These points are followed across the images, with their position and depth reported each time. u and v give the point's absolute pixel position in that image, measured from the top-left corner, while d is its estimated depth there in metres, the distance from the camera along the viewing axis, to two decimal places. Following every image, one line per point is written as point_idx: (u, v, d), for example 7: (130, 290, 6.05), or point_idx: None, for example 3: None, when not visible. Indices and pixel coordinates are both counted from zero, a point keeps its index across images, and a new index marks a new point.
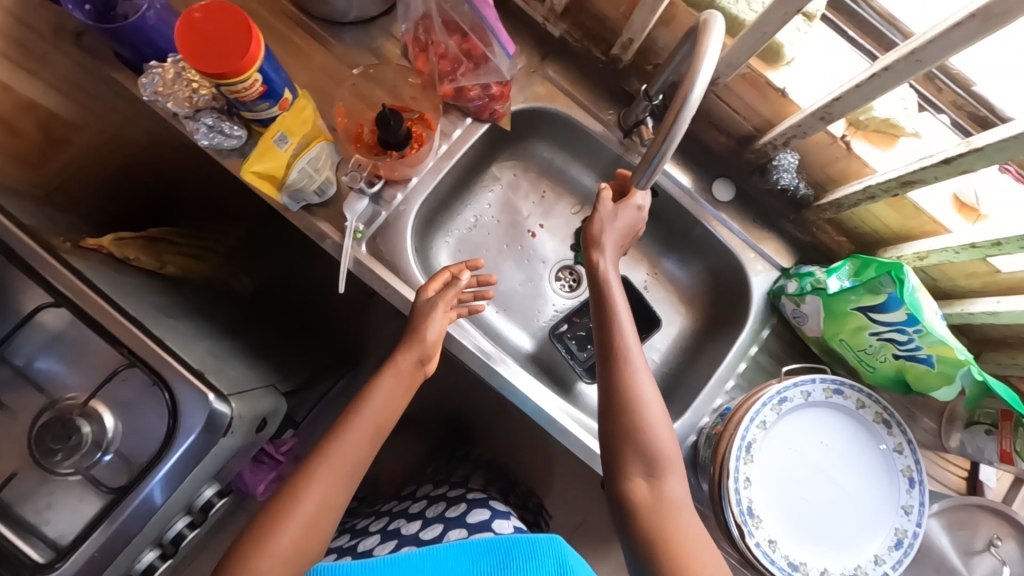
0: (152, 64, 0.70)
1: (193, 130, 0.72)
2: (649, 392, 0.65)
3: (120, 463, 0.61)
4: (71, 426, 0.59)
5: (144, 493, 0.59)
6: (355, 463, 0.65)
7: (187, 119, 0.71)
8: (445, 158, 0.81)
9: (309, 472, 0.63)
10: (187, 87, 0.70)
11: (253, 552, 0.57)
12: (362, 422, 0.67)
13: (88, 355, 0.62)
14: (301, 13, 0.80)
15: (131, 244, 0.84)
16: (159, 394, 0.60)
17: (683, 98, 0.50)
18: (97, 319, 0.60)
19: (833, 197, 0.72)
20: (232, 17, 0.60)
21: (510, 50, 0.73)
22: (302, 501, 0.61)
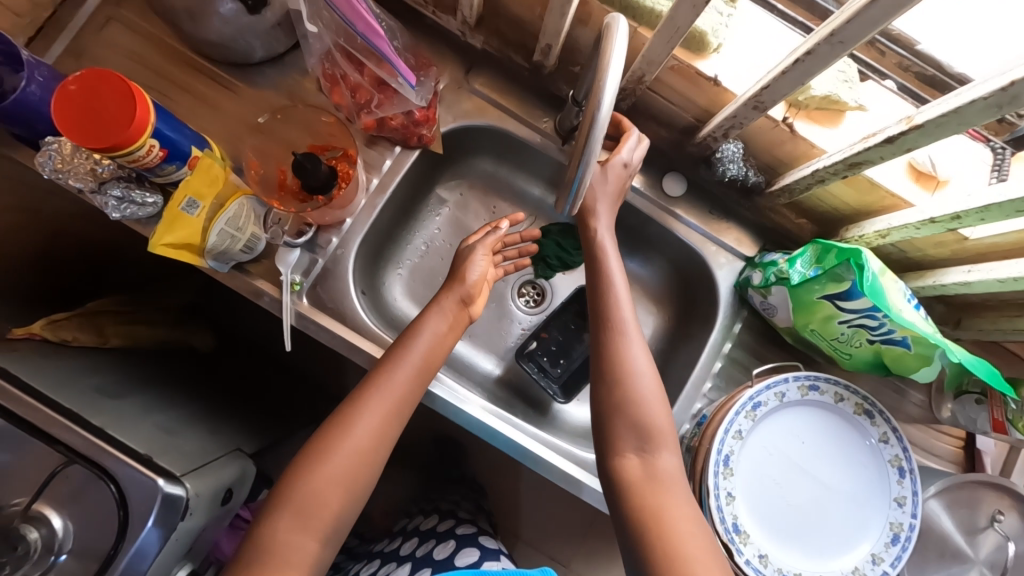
0: (49, 139, 0.62)
1: (101, 203, 0.66)
2: (643, 364, 0.62)
3: (76, 561, 0.62)
4: (16, 534, 0.60)
5: (134, 550, 0.60)
6: (406, 407, 0.65)
7: (93, 193, 0.65)
8: (377, 193, 0.77)
9: (362, 395, 0.64)
10: (88, 159, 0.63)
11: (308, 475, 0.59)
12: (352, 446, 0.61)
13: (29, 458, 0.62)
14: (205, 61, 0.75)
15: (69, 324, 0.78)
16: (105, 489, 0.61)
17: (591, 118, 0.44)
18: (34, 425, 0.61)
19: (784, 182, 0.69)
20: (112, 83, 0.55)
21: (414, 81, 0.66)
22: (354, 433, 0.61)
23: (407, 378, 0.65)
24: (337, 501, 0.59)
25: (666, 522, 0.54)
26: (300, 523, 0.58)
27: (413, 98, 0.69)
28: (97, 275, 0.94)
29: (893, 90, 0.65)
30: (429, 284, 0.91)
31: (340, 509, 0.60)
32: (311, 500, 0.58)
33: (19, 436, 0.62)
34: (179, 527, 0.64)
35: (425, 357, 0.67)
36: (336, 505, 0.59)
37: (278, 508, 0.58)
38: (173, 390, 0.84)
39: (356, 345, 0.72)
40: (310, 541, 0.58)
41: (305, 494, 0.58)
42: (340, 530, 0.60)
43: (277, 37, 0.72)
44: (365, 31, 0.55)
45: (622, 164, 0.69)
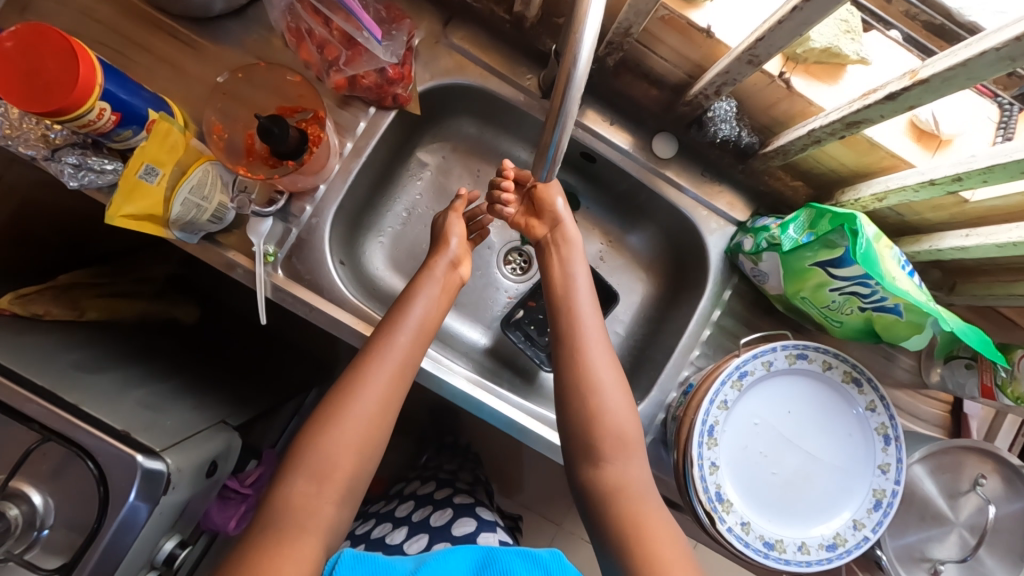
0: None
1: (58, 172, 0.61)
2: (614, 387, 0.62)
3: (60, 536, 0.61)
4: None
5: (123, 516, 0.60)
6: (410, 368, 0.63)
7: (47, 161, 0.61)
8: (352, 158, 0.73)
9: (363, 360, 0.62)
10: (39, 125, 0.59)
11: (317, 440, 0.57)
12: (362, 409, 0.59)
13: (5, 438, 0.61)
14: (160, 15, 0.70)
15: (41, 297, 0.75)
16: (82, 463, 0.60)
17: (566, 79, 0.40)
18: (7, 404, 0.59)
19: (778, 144, 0.65)
20: (48, 39, 0.50)
21: (380, 35, 0.61)
22: (361, 397, 0.60)
23: (408, 341, 0.64)
24: (351, 462, 0.57)
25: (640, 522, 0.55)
26: (315, 487, 0.56)
27: (383, 54, 0.64)
28: (69, 247, 0.90)
29: (899, 40, 0.60)
30: (411, 252, 0.88)
31: (355, 471, 0.58)
32: (323, 463, 0.56)
33: None
34: (161, 501, 0.63)
35: (422, 321, 0.66)
36: (350, 466, 0.57)
37: (290, 473, 0.56)
38: (154, 364, 0.82)
39: (336, 318, 0.70)
40: (326, 504, 0.56)
41: (316, 458, 0.57)
42: (356, 492, 0.58)
43: None
44: None
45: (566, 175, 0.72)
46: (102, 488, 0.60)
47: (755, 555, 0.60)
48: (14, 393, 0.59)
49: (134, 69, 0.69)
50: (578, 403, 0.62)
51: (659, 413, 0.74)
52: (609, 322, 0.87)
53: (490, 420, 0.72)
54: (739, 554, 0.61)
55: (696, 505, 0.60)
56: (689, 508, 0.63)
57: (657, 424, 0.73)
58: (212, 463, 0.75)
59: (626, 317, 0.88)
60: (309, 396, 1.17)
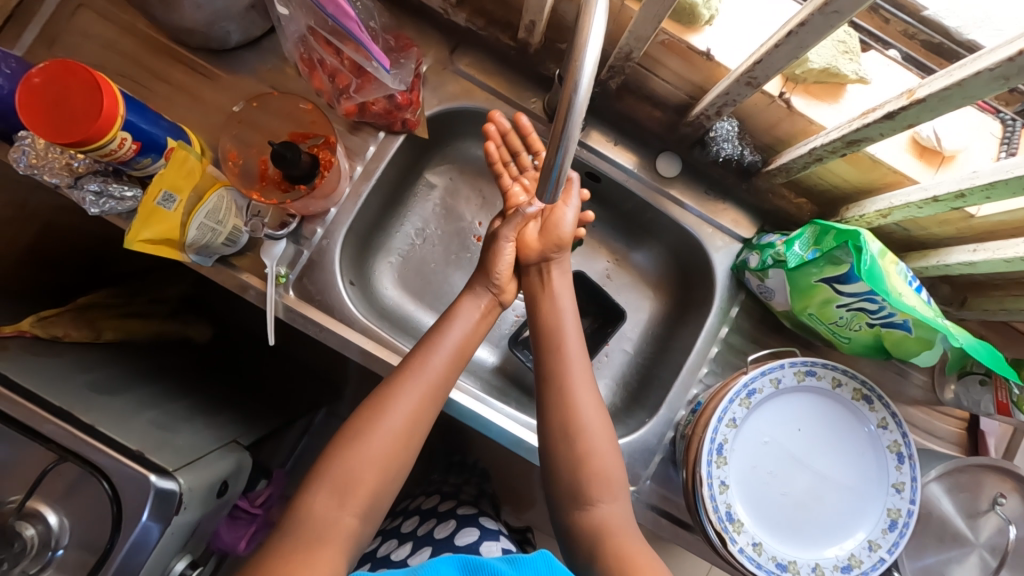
0: (21, 133, 0.61)
1: (79, 199, 0.64)
2: (593, 419, 0.64)
3: (74, 556, 0.62)
4: (12, 532, 0.60)
5: (138, 532, 0.61)
6: (442, 389, 0.64)
7: (70, 188, 0.64)
8: (362, 181, 0.75)
9: (397, 375, 0.63)
10: (63, 153, 0.62)
11: (345, 451, 0.58)
12: (390, 422, 0.60)
13: (23, 457, 0.62)
14: (179, 47, 0.73)
15: (59, 320, 0.77)
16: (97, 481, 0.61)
17: (568, 104, 0.41)
18: (28, 423, 0.61)
19: (780, 162, 0.66)
20: (74, 72, 0.53)
21: (388, 64, 0.63)
22: (392, 412, 0.60)
23: (441, 361, 0.65)
24: (375, 478, 0.58)
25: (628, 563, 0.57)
26: (337, 500, 0.56)
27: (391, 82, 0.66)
28: (89, 271, 0.93)
29: (899, 59, 0.61)
30: (419, 272, 0.89)
31: (378, 487, 0.58)
32: (348, 477, 0.57)
33: (12, 434, 0.62)
34: (174, 520, 0.64)
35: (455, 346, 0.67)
36: (373, 482, 0.58)
37: (313, 485, 0.57)
38: (167, 385, 0.84)
39: (346, 338, 0.71)
40: (348, 517, 0.56)
41: (340, 470, 0.57)
42: (376, 509, 0.58)
43: (252, 19, 0.69)
44: (336, 13, 0.53)
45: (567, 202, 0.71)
46: (117, 508, 0.61)
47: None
48: (34, 414, 0.61)
49: (155, 101, 0.72)
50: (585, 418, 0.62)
51: (669, 431, 0.74)
52: (617, 339, 0.87)
53: (498, 439, 0.73)
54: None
55: (707, 525, 0.59)
56: (699, 528, 0.62)
57: (666, 442, 0.74)
58: (222, 481, 0.76)
59: (634, 334, 0.88)
60: (320, 415, 1.18)
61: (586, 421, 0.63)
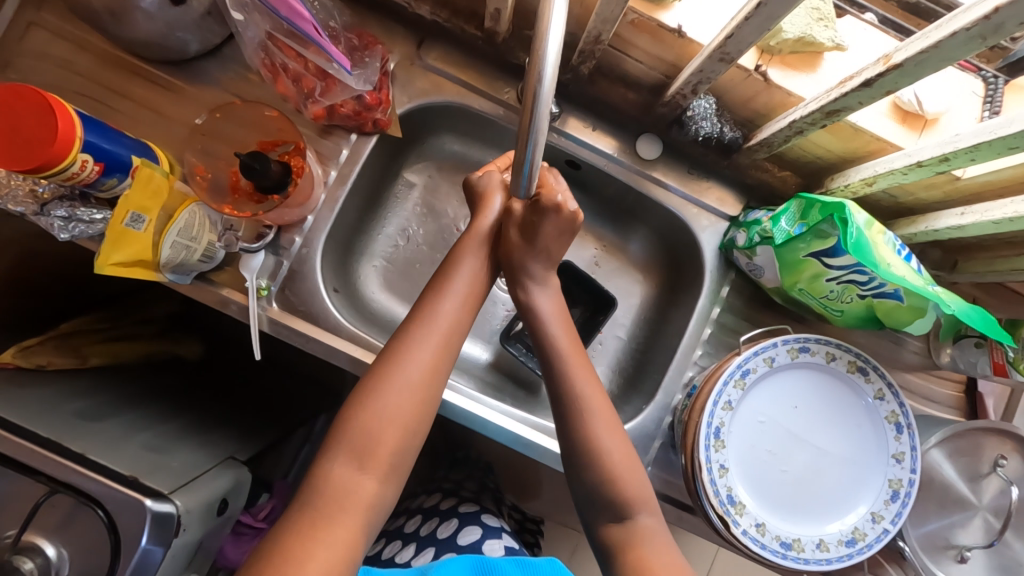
0: None
1: (47, 226, 0.62)
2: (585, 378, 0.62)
3: None
4: (11, 567, 0.60)
5: (140, 556, 0.60)
6: (454, 339, 0.62)
7: (36, 216, 0.62)
8: (337, 186, 0.73)
9: (406, 331, 0.61)
10: (25, 181, 0.61)
11: (361, 411, 0.56)
12: (405, 376, 0.58)
13: (13, 490, 0.62)
14: (137, 61, 0.71)
15: (41, 349, 0.75)
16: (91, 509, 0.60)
17: (533, 96, 0.40)
18: (15, 457, 0.60)
19: (761, 137, 0.65)
20: (21, 94, 0.51)
21: (352, 65, 0.61)
22: (406, 365, 0.58)
23: (451, 309, 0.63)
24: (394, 437, 0.56)
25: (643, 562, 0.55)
26: (357, 463, 0.55)
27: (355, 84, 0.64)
28: (69, 296, 0.92)
29: (875, 22, 0.59)
30: (405, 273, 0.88)
31: (399, 447, 0.57)
32: (366, 439, 0.55)
33: (0, 469, 0.61)
34: (174, 542, 0.63)
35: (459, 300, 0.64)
36: (393, 442, 0.56)
37: (332, 451, 0.56)
38: (158, 406, 0.83)
39: (334, 347, 0.70)
40: (369, 481, 0.55)
41: (357, 433, 0.56)
42: (400, 469, 0.57)
43: (210, 27, 0.67)
44: (290, 15, 0.51)
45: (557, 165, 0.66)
46: (115, 536, 0.61)
47: (773, 556, 0.59)
48: (22, 447, 0.60)
49: (118, 118, 0.70)
50: (596, 394, 0.62)
51: (666, 416, 0.73)
52: (609, 326, 0.86)
53: (495, 437, 0.72)
54: (755, 556, 0.59)
55: (708, 510, 0.59)
56: (701, 512, 0.61)
57: (665, 427, 0.73)
58: (222, 498, 0.75)
59: (626, 320, 0.87)
60: (320, 422, 1.17)
61: (579, 380, 0.62)
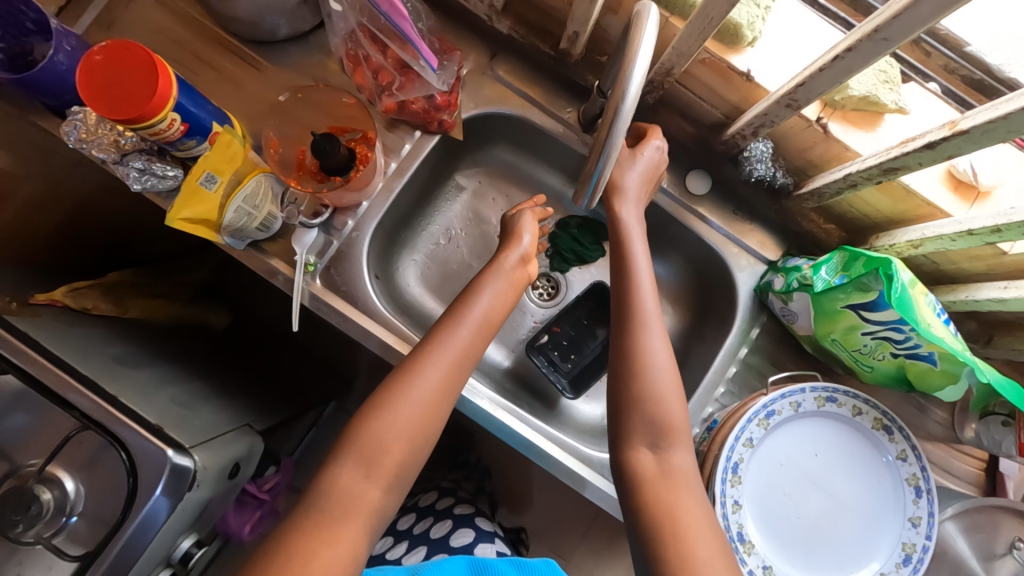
0: (74, 109, 0.64)
1: (123, 175, 0.66)
2: (666, 366, 0.60)
3: (87, 526, 0.64)
4: (30, 495, 0.62)
5: (144, 515, 0.62)
6: (467, 362, 0.64)
7: (115, 164, 0.66)
8: (395, 177, 0.76)
9: (423, 348, 0.63)
10: (111, 131, 0.65)
11: (375, 419, 0.58)
12: (417, 391, 0.60)
13: (43, 420, 0.64)
14: (229, 37, 0.75)
15: (89, 293, 0.79)
16: (115, 452, 0.63)
17: (615, 110, 0.44)
18: (54, 388, 0.63)
19: (813, 186, 0.66)
20: (134, 54, 0.56)
21: (436, 64, 0.65)
22: (419, 384, 0.60)
23: (468, 336, 0.64)
24: (401, 451, 0.58)
25: (677, 519, 0.53)
26: (363, 470, 0.56)
27: (436, 81, 0.68)
28: (117, 249, 0.95)
29: (938, 92, 0.61)
30: (442, 272, 0.90)
31: (403, 459, 0.58)
32: (375, 446, 0.57)
33: (38, 397, 0.64)
34: (186, 497, 0.65)
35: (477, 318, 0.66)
36: (399, 454, 0.58)
37: (341, 455, 0.57)
38: (185, 365, 0.85)
39: (368, 330, 0.72)
40: (373, 490, 0.56)
41: (366, 440, 0.57)
42: (403, 481, 0.59)
43: (301, 14, 0.72)
44: (390, 11, 0.54)
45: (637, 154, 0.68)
46: (133, 481, 0.63)
47: None
48: (63, 380, 0.63)
49: (201, 86, 0.74)
50: (670, 376, 0.60)
51: None
52: None
53: (509, 441, 0.73)
54: None
55: None
56: None
57: None
58: (236, 458, 0.77)
59: None
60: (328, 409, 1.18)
61: (660, 384, 0.59)
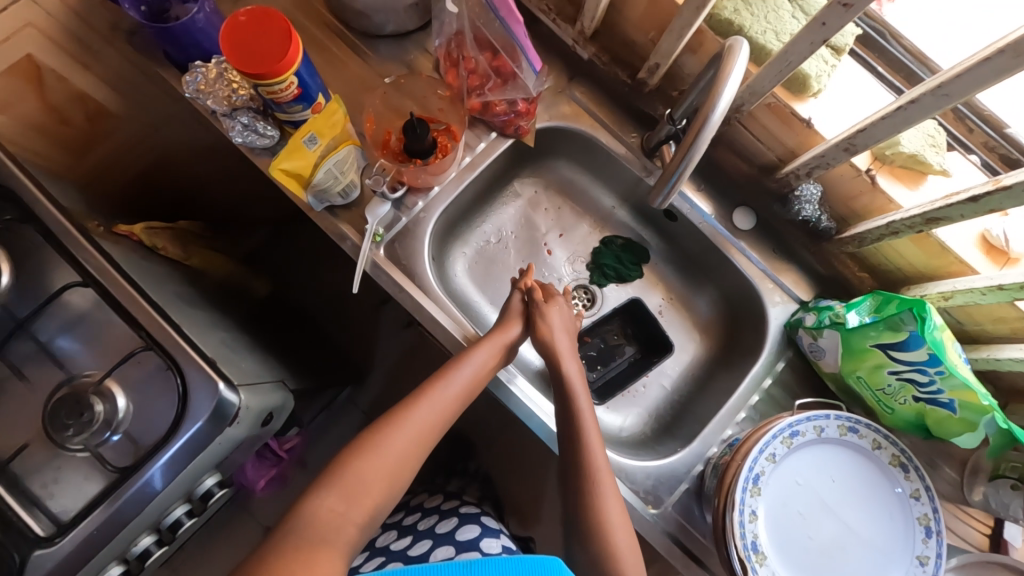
0: (198, 63, 0.72)
1: (228, 127, 0.74)
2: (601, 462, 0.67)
3: (127, 444, 0.67)
4: (84, 403, 0.65)
5: (144, 478, 0.64)
6: (445, 421, 0.68)
7: (224, 116, 0.74)
8: (467, 170, 0.83)
9: (410, 402, 0.67)
10: (227, 87, 0.72)
11: (361, 456, 0.61)
12: (400, 439, 0.63)
13: (110, 335, 0.68)
14: (340, 24, 0.83)
15: (161, 234, 0.84)
16: (170, 377, 0.67)
17: (704, 119, 0.53)
18: (127, 307, 0.67)
19: (855, 231, 0.72)
20: (275, 22, 0.63)
21: (538, 68, 0.75)
22: (400, 434, 0.64)
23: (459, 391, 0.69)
24: (380, 492, 0.60)
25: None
26: (344, 504, 0.58)
27: (531, 84, 0.76)
28: (186, 203, 1.02)
29: (978, 164, 0.67)
30: (488, 268, 0.95)
31: (382, 499, 0.60)
32: (357, 484, 0.59)
33: (110, 313, 0.68)
34: (226, 431, 0.67)
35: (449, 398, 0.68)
36: (378, 495, 0.60)
37: (323, 488, 0.58)
38: (233, 317, 0.89)
39: (422, 304, 0.77)
40: (351, 524, 0.57)
41: (349, 476, 0.59)
42: (377, 522, 0.60)
43: (410, 14, 0.80)
44: (507, 16, 0.67)
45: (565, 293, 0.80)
46: (179, 410, 0.66)
47: None
48: (137, 302, 0.67)
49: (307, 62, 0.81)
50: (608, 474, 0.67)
51: (697, 465, 0.77)
52: (657, 373, 0.92)
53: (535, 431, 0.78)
54: None
55: (731, 550, 0.61)
56: (721, 555, 0.63)
57: (694, 474, 0.76)
58: (266, 413, 0.79)
59: (674, 372, 0.92)
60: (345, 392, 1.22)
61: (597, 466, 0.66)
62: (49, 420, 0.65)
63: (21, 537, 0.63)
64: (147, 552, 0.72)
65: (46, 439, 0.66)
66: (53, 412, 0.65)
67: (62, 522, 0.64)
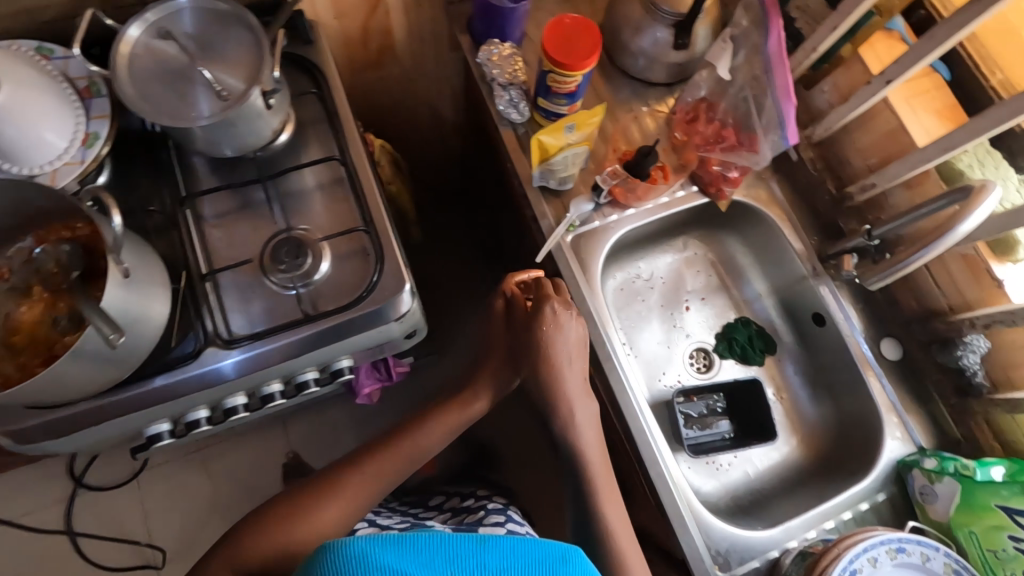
0: (496, 41, 0.91)
1: (498, 95, 0.90)
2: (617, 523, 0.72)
3: (310, 299, 0.76)
4: (302, 251, 0.75)
5: (216, 363, 0.71)
6: (395, 476, 0.73)
7: (499, 86, 0.90)
8: (662, 207, 0.93)
9: (366, 456, 0.73)
10: (510, 65, 0.90)
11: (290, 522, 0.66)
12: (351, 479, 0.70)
13: (341, 208, 0.80)
14: (604, 55, 0.98)
15: (384, 156, 0.99)
16: (368, 264, 0.77)
17: (954, 227, 0.69)
18: (365, 192, 0.79)
19: (1011, 395, 0.77)
20: (590, 33, 0.78)
21: (790, 142, 0.83)
22: (327, 505, 0.68)
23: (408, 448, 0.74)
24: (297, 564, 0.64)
25: None
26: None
27: (770, 151, 0.86)
28: None
29: None
30: (629, 298, 1.03)
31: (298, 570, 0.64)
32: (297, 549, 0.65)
33: (349, 192, 0.80)
34: (390, 323, 0.76)
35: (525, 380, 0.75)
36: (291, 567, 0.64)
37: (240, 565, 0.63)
38: None
39: (587, 297, 0.85)
40: None
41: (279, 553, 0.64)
42: None
43: (669, 69, 0.93)
44: (784, 99, 0.79)
45: (563, 308, 0.75)
46: (363, 293, 0.75)
47: None
48: (374, 192, 0.79)
49: None
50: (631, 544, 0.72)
51: (774, 550, 0.78)
52: (745, 458, 0.94)
53: (637, 450, 0.81)
54: None
55: None
56: None
57: (769, 557, 0.78)
58: (395, 341, 0.84)
59: (761, 464, 0.94)
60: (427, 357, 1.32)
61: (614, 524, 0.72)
62: (269, 252, 0.76)
63: (201, 330, 0.73)
64: (273, 396, 0.79)
65: (259, 264, 0.76)
66: (276, 246, 0.76)
67: (237, 335, 0.73)
